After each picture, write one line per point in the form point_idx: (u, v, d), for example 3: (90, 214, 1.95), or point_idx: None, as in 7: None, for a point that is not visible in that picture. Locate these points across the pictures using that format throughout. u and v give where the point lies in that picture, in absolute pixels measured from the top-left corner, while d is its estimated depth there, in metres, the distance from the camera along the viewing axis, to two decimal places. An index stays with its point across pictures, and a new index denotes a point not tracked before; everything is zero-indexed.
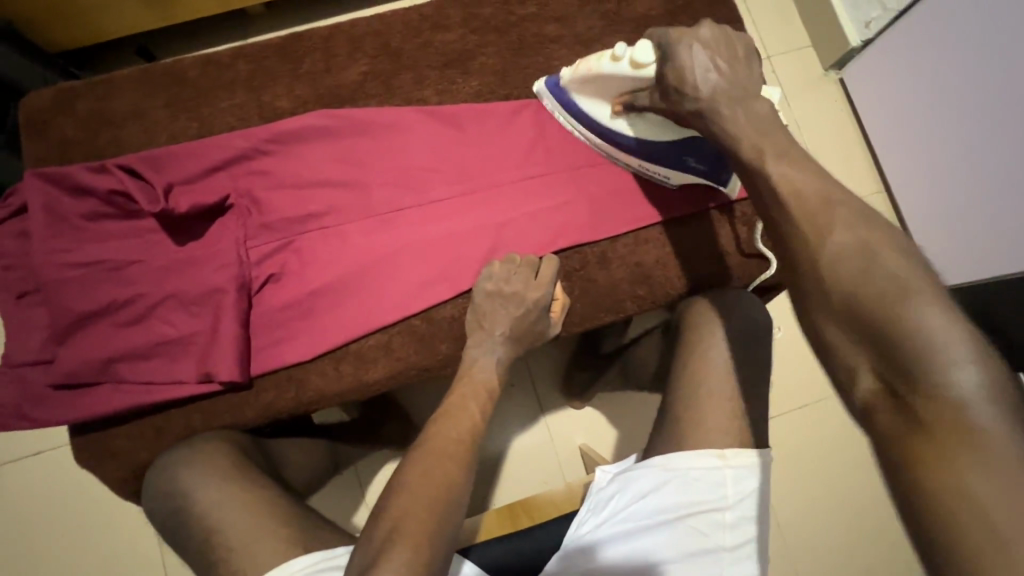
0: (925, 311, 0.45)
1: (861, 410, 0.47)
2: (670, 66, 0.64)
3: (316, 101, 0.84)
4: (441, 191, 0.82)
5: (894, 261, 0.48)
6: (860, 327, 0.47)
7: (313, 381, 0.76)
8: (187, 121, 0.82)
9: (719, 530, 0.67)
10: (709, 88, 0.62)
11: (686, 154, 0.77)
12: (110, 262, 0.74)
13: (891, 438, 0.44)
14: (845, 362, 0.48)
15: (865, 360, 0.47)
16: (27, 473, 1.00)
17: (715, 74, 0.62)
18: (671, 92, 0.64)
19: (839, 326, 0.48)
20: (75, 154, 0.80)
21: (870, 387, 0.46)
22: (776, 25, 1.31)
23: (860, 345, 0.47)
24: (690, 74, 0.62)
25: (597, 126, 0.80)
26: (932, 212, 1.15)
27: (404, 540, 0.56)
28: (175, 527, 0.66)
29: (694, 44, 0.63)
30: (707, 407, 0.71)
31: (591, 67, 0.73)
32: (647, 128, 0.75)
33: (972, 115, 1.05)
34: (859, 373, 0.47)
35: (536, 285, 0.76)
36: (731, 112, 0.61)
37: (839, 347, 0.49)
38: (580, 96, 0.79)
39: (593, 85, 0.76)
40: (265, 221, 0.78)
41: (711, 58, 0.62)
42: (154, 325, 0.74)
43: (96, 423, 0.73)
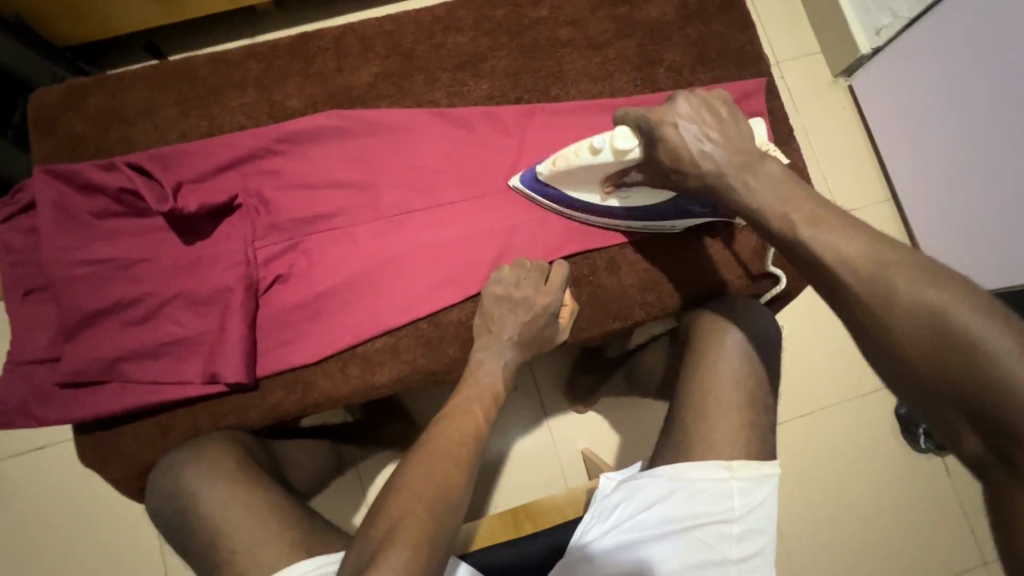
0: (1021, 365, 0.42)
1: (974, 466, 0.46)
2: (663, 147, 0.63)
3: (326, 101, 0.84)
4: (451, 194, 0.82)
5: (920, 292, 0.48)
6: (951, 390, 0.46)
7: (320, 384, 0.75)
8: (197, 119, 0.82)
9: (725, 542, 0.66)
10: (711, 164, 0.61)
11: (688, 207, 0.75)
12: (117, 260, 0.73)
13: (1008, 500, 0.43)
14: (946, 422, 0.47)
15: (966, 422, 0.45)
16: (29, 468, 1.00)
17: (711, 147, 0.61)
18: (671, 172, 0.64)
19: (926, 384, 0.47)
20: (84, 150, 0.80)
21: (978, 446, 0.45)
22: (787, 31, 1.31)
23: (955, 406, 0.46)
24: (686, 155, 0.62)
25: (589, 205, 0.78)
26: (945, 222, 1.15)
27: (401, 541, 0.55)
28: (178, 527, 0.66)
29: (679, 122, 0.62)
30: (715, 416, 0.71)
31: (569, 163, 0.71)
32: (643, 197, 0.75)
33: (984, 126, 1.04)
34: (964, 434, 0.46)
35: (546, 291, 0.76)
36: (744, 184, 0.60)
37: (933, 408, 0.47)
38: (568, 187, 0.77)
39: (577, 178, 0.74)
40: (273, 221, 0.78)
41: (698, 130, 0.62)
42: (161, 323, 0.74)
43: (101, 422, 0.73)
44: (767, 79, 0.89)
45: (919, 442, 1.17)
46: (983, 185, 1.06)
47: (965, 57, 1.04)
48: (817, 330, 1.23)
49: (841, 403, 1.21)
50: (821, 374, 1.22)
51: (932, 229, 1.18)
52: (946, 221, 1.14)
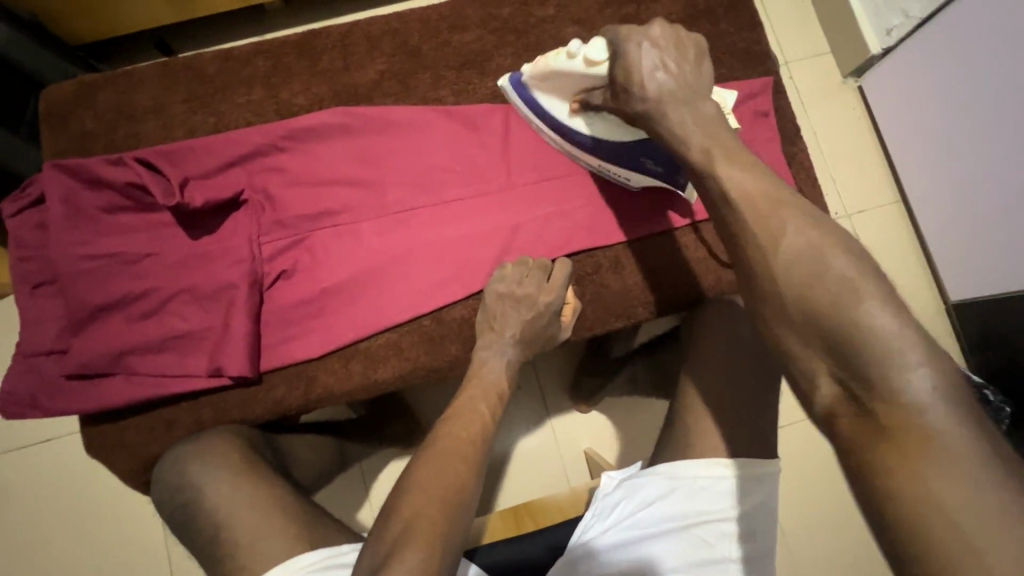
0: (876, 310, 0.44)
1: (823, 414, 0.46)
2: (620, 64, 0.60)
3: (333, 99, 0.84)
4: (455, 192, 0.82)
5: (808, 236, 0.48)
6: (816, 334, 0.45)
7: (322, 378, 0.76)
8: (204, 116, 0.83)
9: (726, 540, 0.66)
10: (656, 87, 0.58)
11: (643, 156, 0.74)
12: (125, 255, 0.74)
13: (854, 445, 0.43)
14: (802, 366, 0.47)
15: (823, 365, 0.45)
16: (38, 461, 1.01)
17: (663, 74, 0.58)
18: (620, 91, 0.61)
19: (794, 327, 0.47)
20: (94, 146, 0.81)
21: (831, 391, 0.45)
22: (796, 31, 1.30)
23: (817, 351, 0.45)
24: (636, 71, 0.59)
25: (557, 123, 0.77)
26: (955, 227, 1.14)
27: (415, 541, 0.55)
28: (184, 520, 0.66)
29: (644, 41, 0.59)
30: (718, 415, 0.70)
31: (548, 63, 0.70)
32: (605, 127, 0.73)
33: (990, 133, 1.03)
34: (818, 379, 0.45)
35: (548, 289, 0.76)
36: (677, 115, 0.58)
37: (795, 351, 0.47)
38: (540, 93, 0.75)
39: (552, 83, 0.73)
40: (279, 218, 0.79)
41: (659, 56, 0.59)
42: (167, 318, 0.74)
43: (108, 415, 0.74)
44: (774, 79, 0.89)
45: None
46: (982, 192, 1.06)
47: (971, 62, 1.02)
48: None
49: None
50: None
51: (943, 233, 1.17)
52: (955, 225, 1.14)
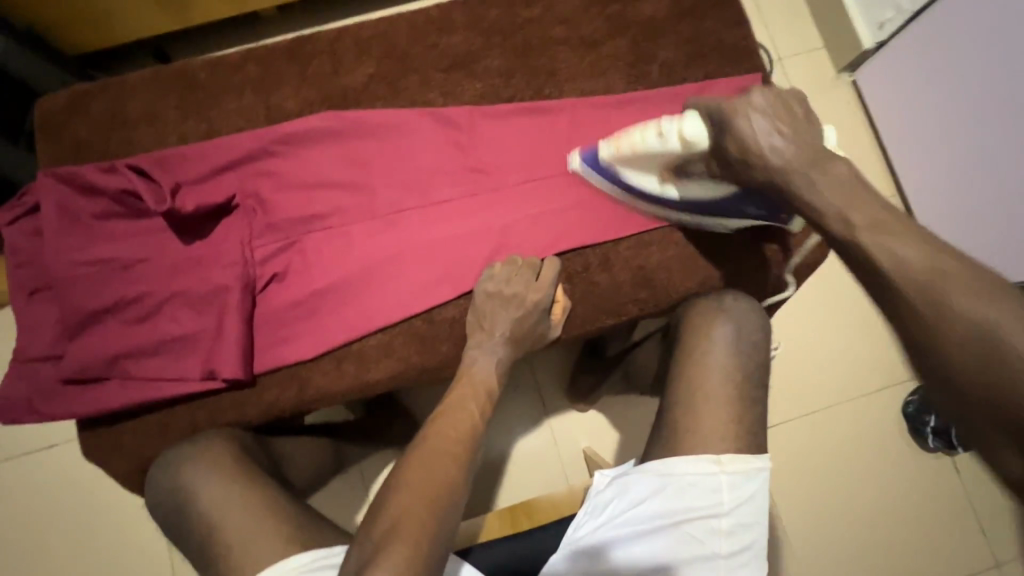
0: None
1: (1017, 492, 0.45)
2: (732, 138, 0.62)
3: (323, 103, 0.85)
4: (445, 193, 0.82)
5: (972, 305, 0.47)
6: (998, 413, 0.44)
7: (315, 380, 0.77)
8: (197, 122, 0.84)
9: (715, 536, 0.66)
10: (779, 157, 0.60)
11: (746, 206, 0.74)
12: (119, 261, 0.75)
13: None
14: (984, 438, 0.46)
15: (1007, 440, 0.44)
16: (38, 466, 1.02)
17: (779, 140, 0.60)
18: (738, 163, 0.63)
19: (972, 398, 0.46)
20: (89, 154, 0.82)
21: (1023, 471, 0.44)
22: (788, 26, 1.30)
23: (1002, 431, 0.44)
24: (753, 144, 0.61)
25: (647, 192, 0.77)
26: (960, 220, 1.10)
27: (400, 540, 0.56)
28: (177, 522, 0.67)
29: (751, 114, 0.62)
30: (706, 411, 0.71)
31: (634, 145, 0.69)
32: (702, 189, 0.73)
33: (1007, 119, 1.00)
34: (1005, 458, 0.44)
35: (537, 287, 0.76)
36: (806, 182, 0.58)
37: (978, 425, 0.46)
38: (626, 169, 0.74)
39: (637, 159, 0.71)
40: (270, 221, 0.79)
41: (764, 122, 0.61)
42: (161, 322, 0.75)
43: (104, 418, 0.74)
44: (761, 74, 0.89)
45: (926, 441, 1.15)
46: (993, 174, 1.04)
47: (984, 50, 1.01)
48: (819, 328, 1.22)
49: (844, 401, 1.20)
50: (823, 372, 1.21)
51: (947, 228, 1.13)
52: (961, 220, 1.10)
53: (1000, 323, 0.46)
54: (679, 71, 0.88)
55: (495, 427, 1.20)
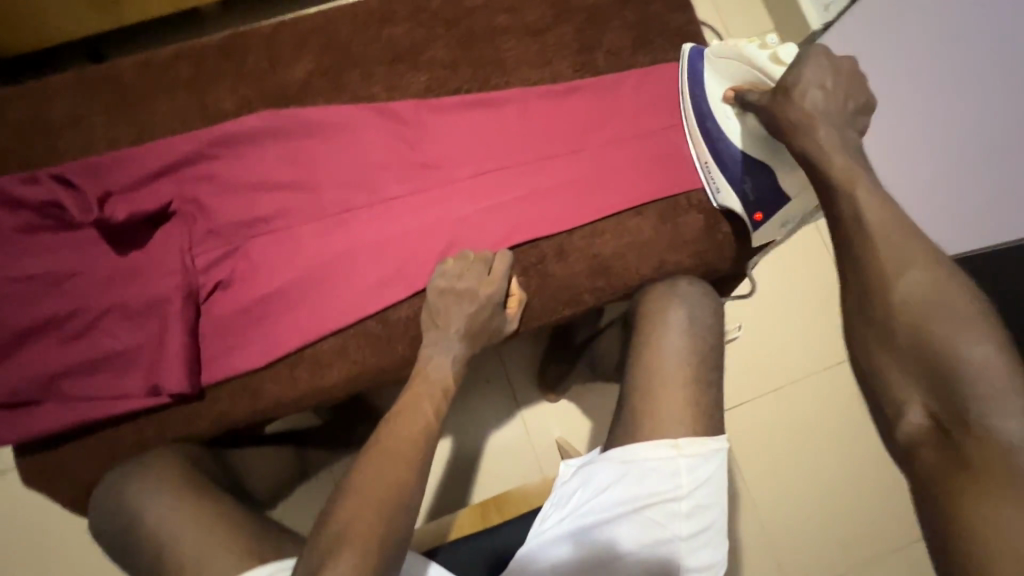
0: (973, 348, 0.48)
1: (906, 446, 0.50)
2: (790, 73, 0.65)
3: (262, 101, 0.82)
4: (394, 190, 0.81)
5: (916, 284, 0.52)
6: (913, 361, 0.51)
7: (268, 388, 0.74)
8: (128, 125, 0.80)
9: (675, 519, 0.67)
10: (810, 103, 0.63)
11: (746, 179, 0.78)
12: (49, 276, 0.71)
13: (932, 473, 0.47)
14: (896, 391, 0.51)
15: (919, 394, 0.50)
16: None
17: (821, 92, 0.64)
18: (781, 93, 0.66)
19: (893, 353, 0.52)
20: (11, 163, 0.78)
21: (921, 420, 0.49)
22: (737, 11, 1.33)
23: (915, 383, 0.50)
24: (803, 82, 0.64)
25: (704, 112, 0.80)
26: (919, 188, 1.05)
27: (349, 545, 0.56)
28: (124, 543, 0.65)
29: (822, 60, 0.65)
30: (662, 398, 0.72)
31: (739, 46, 0.75)
32: (745, 129, 0.76)
33: (975, 78, 0.91)
34: (910, 404, 0.50)
35: (490, 281, 0.75)
36: (825, 131, 0.62)
37: (892, 378, 0.52)
38: (712, 67, 0.79)
39: (729, 61, 0.77)
40: (211, 227, 0.76)
41: (821, 78, 0.65)
42: (98, 338, 0.72)
43: (44, 442, 0.71)
44: None
45: None
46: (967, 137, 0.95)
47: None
48: (779, 306, 1.25)
49: (805, 376, 1.23)
50: (785, 349, 1.24)
51: (903, 194, 1.08)
52: (934, 187, 1.03)
53: (941, 301, 0.51)
54: (626, 56, 0.88)
55: (464, 422, 1.19)
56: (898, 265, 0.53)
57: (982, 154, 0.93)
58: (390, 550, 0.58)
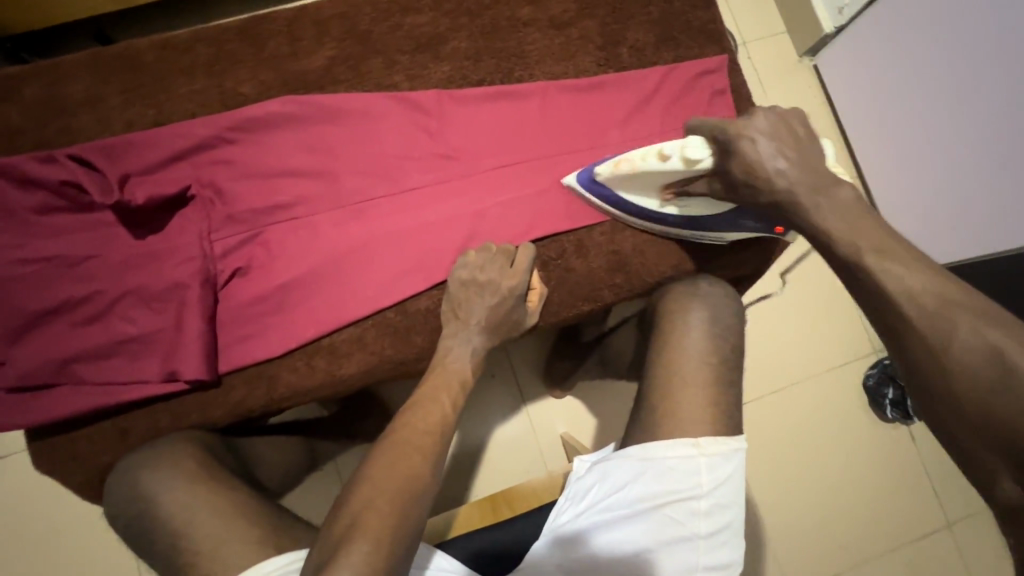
0: None
1: (1005, 512, 0.44)
2: (736, 161, 0.64)
3: (281, 86, 0.81)
4: (415, 180, 0.80)
5: (985, 335, 0.45)
6: (989, 427, 0.44)
7: (284, 376, 0.74)
8: (145, 107, 0.78)
9: (694, 518, 0.68)
10: (784, 180, 0.61)
11: (743, 218, 0.75)
12: (63, 258, 0.70)
13: None
14: (980, 460, 0.45)
15: (1006, 465, 0.43)
16: None
17: (783, 162, 0.62)
18: (739, 185, 0.65)
19: (965, 418, 0.46)
20: (24, 142, 0.76)
21: (1015, 490, 0.43)
22: (753, 12, 1.33)
23: (1003, 456, 0.44)
24: (759, 165, 0.62)
25: (648, 212, 0.78)
26: (921, 197, 1.15)
27: (365, 536, 0.55)
28: (139, 531, 0.64)
29: (755, 137, 0.63)
30: (681, 396, 0.72)
31: (634, 165, 0.72)
32: (704, 205, 0.75)
33: (966, 101, 1.04)
34: (999, 477, 0.44)
35: (512, 273, 0.75)
36: (815, 203, 0.59)
37: (971, 447, 0.45)
38: (625, 190, 0.76)
39: (640, 180, 0.74)
40: (229, 212, 0.75)
41: (773, 148, 0.62)
42: (114, 322, 0.71)
43: (56, 427, 0.70)
44: (729, 56, 0.90)
45: (885, 412, 1.21)
46: (961, 154, 1.06)
47: (949, 19, 1.03)
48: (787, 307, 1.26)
49: (809, 378, 1.24)
50: (790, 349, 1.25)
51: (899, 203, 1.19)
52: (921, 200, 1.15)
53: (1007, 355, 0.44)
54: (649, 52, 0.88)
55: (471, 416, 1.19)
56: (951, 323, 0.47)
57: (975, 169, 1.05)
58: (407, 540, 0.57)
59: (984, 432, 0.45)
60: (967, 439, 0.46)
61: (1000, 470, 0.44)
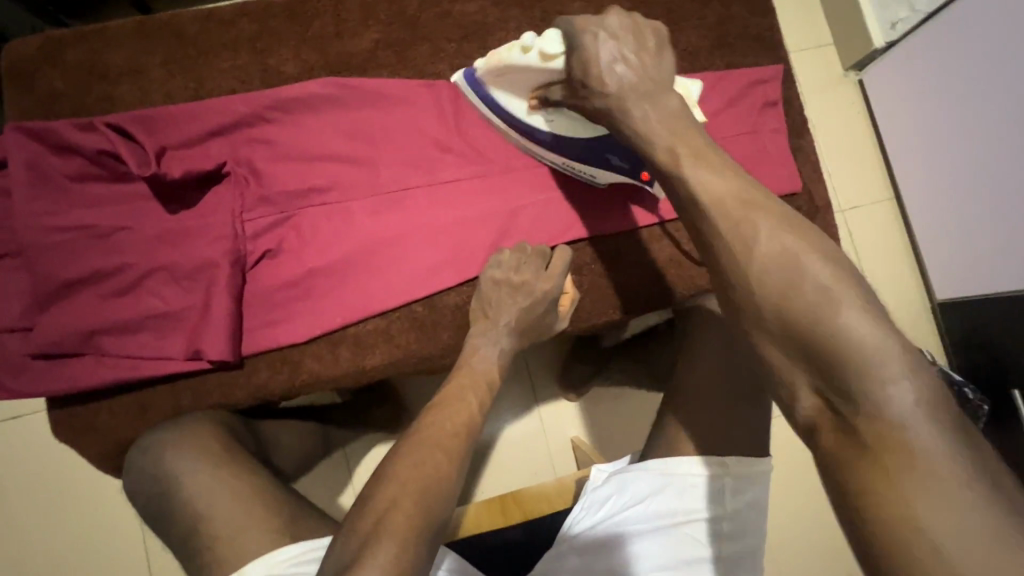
0: (851, 320, 0.43)
1: (805, 426, 0.45)
2: (576, 60, 0.58)
3: (324, 68, 0.79)
4: (452, 172, 0.78)
5: (782, 245, 0.46)
6: (789, 342, 0.44)
7: (308, 364, 0.73)
8: (185, 80, 0.77)
9: (716, 538, 0.66)
10: (615, 82, 0.56)
11: (609, 153, 0.72)
12: (97, 228, 0.69)
13: (833, 456, 0.42)
14: (784, 378, 0.45)
15: (804, 378, 0.44)
16: (12, 438, 0.98)
17: (621, 66, 0.56)
18: (577, 85, 0.59)
19: (769, 336, 0.45)
20: (64, 108, 0.75)
21: (812, 402, 0.44)
22: (803, 22, 1.29)
23: (798, 365, 0.44)
24: (594, 63, 0.57)
25: (516, 125, 0.75)
26: (959, 219, 1.11)
27: (386, 534, 0.53)
28: (159, 508, 0.63)
29: (601, 34, 0.57)
30: (711, 414, 0.69)
31: (501, 58, 0.66)
32: (567, 126, 0.71)
33: (987, 144, 1.03)
34: (800, 390, 0.44)
35: (547, 276, 0.73)
36: (640, 111, 0.55)
37: (776, 365, 0.45)
38: (496, 88, 0.72)
39: (507, 78, 0.68)
40: (263, 193, 0.74)
41: (619, 48, 0.56)
42: (143, 296, 0.70)
43: (78, 397, 0.69)
44: (785, 67, 0.87)
45: None
46: (976, 194, 1.07)
47: (979, 60, 1.01)
48: None
49: None
50: None
51: (924, 231, 1.21)
52: (947, 231, 1.15)
53: (799, 266, 0.45)
54: (703, 56, 0.85)
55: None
56: (783, 244, 0.46)
57: (989, 209, 1.05)
58: (429, 542, 0.56)
59: (779, 341, 0.45)
60: (767, 353, 0.46)
61: (796, 383, 0.44)
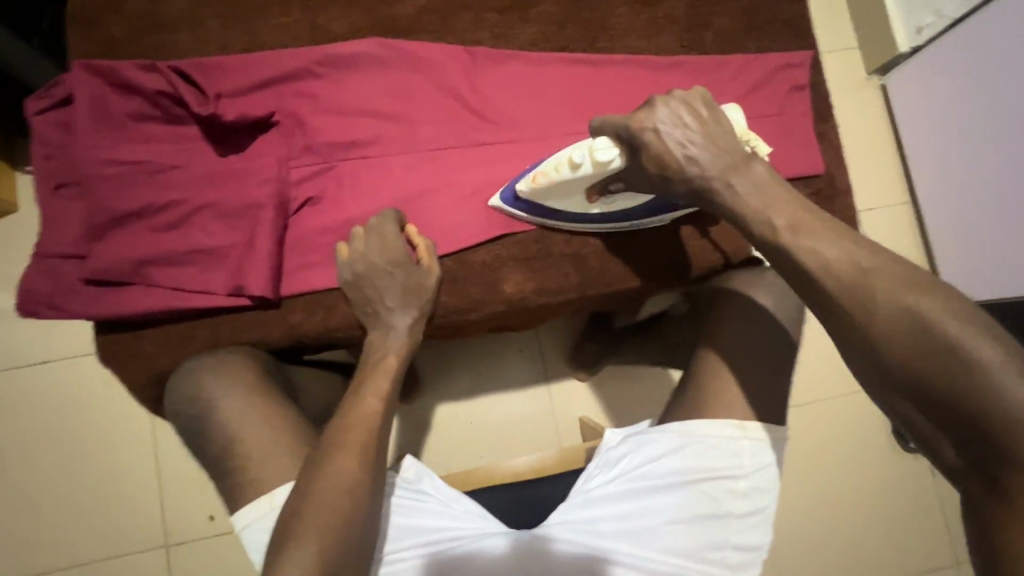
0: (1008, 381, 0.41)
1: (952, 475, 0.45)
2: (646, 156, 0.60)
3: (371, 29, 0.83)
4: (489, 135, 0.81)
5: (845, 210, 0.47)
6: (929, 400, 0.44)
7: (341, 308, 0.76)
8: (238, 33, 0.81)
9: (729, 496, 0.68)
10: (696, 167, 0.57)
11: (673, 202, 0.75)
12: (151, 164, 0.73)
13: (981, 509, 0.43)
14: (927, 431, 0.46)
15: (947, 435, 0.44)
16: (54, 374, 1.04)
17: (694, 146, 0.58)
18: (659, 180, 0.61)
19: (899, 390, 0.46)
20: (122, 52, 0.79)
21: (956, 457, 0.44)
22: (830, 22, 1.32)
23: (938, 424, 0.45)
24: (670, 159, 0.58)
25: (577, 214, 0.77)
26: (970, 222, 1.13)
27: None
28: (196, 429, 0.67)
29: (659, 124, 0.59)
30: (728, 380, 0.72)
31: (551, 178, 0.69)
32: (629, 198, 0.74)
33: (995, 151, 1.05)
34: (943, 446, 0.45)
35: (384, 248, 0.73)
36: (733, 190, 0.55)
37: (913, 418, 0.46)
38: (550, 200, 0.74)
39: (560, 191, 0.72)
40: (308, 142, 0.77)
41: (682, 133, 0.58)
42: (190, 232, 0.73)
43: (123, 324, 0.73)
44: (814, 54, 0.89)
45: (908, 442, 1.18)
46: (984, 199, 1.09)
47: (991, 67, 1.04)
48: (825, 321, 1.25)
49: (838, 396, 1.22)
50: (824, 365, 1.23)
51: (936, 232, 1.22)
52: (956, 234, 1.17)
53: (925, 321, 0.45)
54: (734, 40, 0.88)
55: (456, 386, 1.19)
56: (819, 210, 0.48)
57: (995, 216, 1.07)
58: None
59: (918, 397, 0.45)
60: (904, 406, 0.46)
61: (942, 439, 0.45)
